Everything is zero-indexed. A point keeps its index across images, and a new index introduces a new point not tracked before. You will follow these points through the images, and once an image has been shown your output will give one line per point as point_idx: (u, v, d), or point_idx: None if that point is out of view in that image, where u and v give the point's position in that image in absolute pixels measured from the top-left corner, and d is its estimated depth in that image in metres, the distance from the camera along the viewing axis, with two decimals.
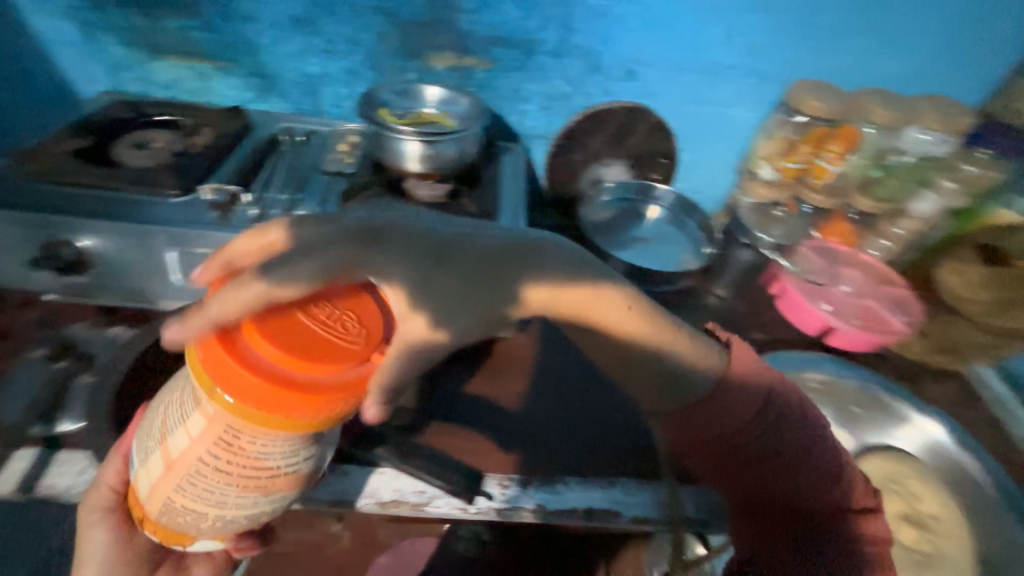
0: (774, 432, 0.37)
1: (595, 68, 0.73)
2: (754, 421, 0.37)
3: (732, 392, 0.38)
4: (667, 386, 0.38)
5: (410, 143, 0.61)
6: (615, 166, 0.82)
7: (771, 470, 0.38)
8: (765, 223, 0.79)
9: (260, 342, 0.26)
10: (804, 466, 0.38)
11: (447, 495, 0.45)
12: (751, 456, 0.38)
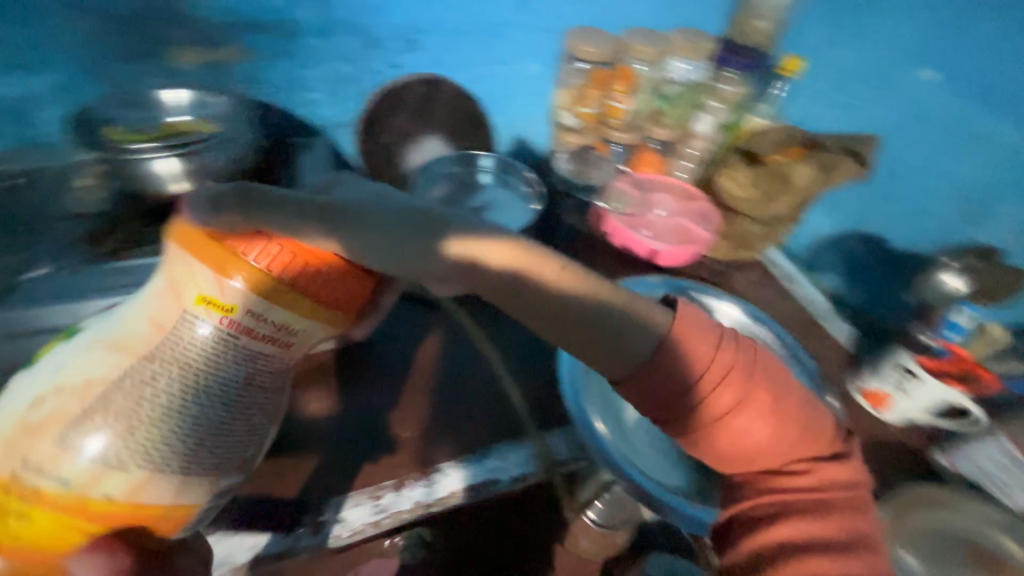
0: (737, 388, 0.40)
1: (370, 43, 0.70)
2: (718, 384, 0.40)
3: (692, 351, 0.40)
4: (628, 349, 0.40)
5: (161, 161, 0.53)
6: (431, 140, 0.78)
7: (713, 386, 0.41)
8: (583, 168, 0.85)
9: (287, 248, 0.35)
10: (764, 413, 0.41)
11: (413, 495, 0.52)
12: (721, 415, 0.41)
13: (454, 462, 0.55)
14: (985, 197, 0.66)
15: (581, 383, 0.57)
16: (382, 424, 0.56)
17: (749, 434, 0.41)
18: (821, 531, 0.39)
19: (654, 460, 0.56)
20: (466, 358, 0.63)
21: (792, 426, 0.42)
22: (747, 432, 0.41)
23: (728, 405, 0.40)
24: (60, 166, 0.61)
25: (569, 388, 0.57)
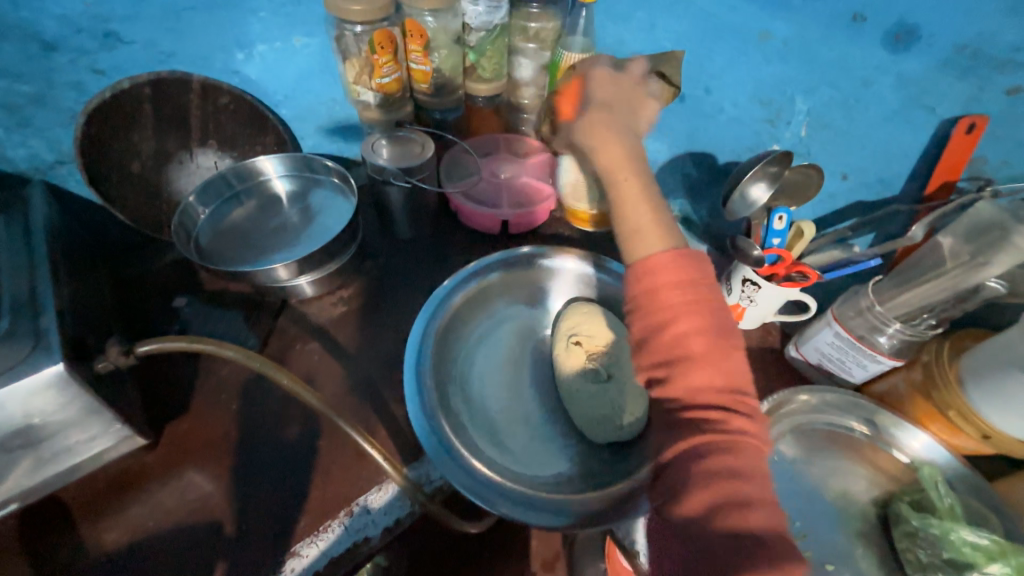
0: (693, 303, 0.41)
1: (45, 48, 0.52)
2: (686, 296, 0.42)
3: (679, 258, 0.43)
4: (639, 244, 0.47)
5: None
6: (204, 154, 0.66)
7: (691, 303, 0.42)
8: (401, 154, 0.68)
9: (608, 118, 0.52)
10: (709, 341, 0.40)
11: (308, 550, 0.47)
12: (668, 328, 0.41)
13: (307, 540, 0.48)
14: (788, 91, 0.63)
15: (432, 406, 0.52)
16: (212, 515, 0.49)
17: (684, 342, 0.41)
18: (729, 476, 0.36)
19: (527, 455, 0.53)
20: (289, 407, 0.55)
21: (727, 351, 0.41)
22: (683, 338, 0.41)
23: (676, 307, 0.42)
24: None
25: (418, 416, 0.51)
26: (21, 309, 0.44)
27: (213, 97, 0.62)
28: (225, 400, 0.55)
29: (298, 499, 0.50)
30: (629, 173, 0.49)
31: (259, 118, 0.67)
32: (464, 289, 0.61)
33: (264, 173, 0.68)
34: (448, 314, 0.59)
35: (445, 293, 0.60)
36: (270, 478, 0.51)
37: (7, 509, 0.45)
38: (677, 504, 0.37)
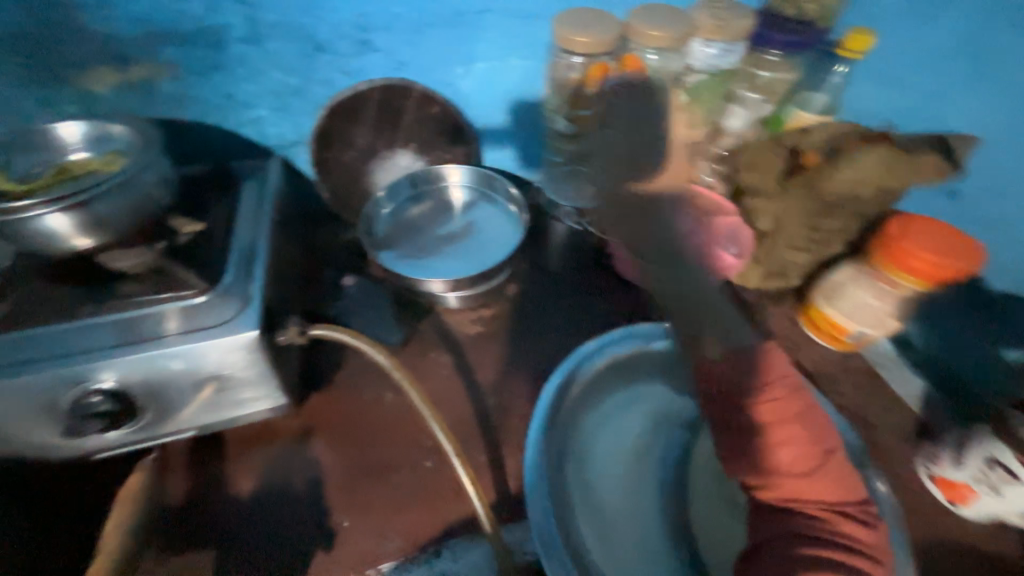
0: (800, 401, 0.40)
1: (314, 48, 0.57)
2: (807, 419, 0.40)
3: (792, 386, 0.41)
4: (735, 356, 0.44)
5: (45, 219, 0.43)
6: (404, 154, 0.69)
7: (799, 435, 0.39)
8: (573, 191, 0.69)
9: (932, 245, 0.54)
10: (814, 432, 0.40)
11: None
12: (799, 446, 0.38)
13: (396, 564, 0.47)
14: None
15: (553, 477, 0.48)
16: (321, 495, 0.51)
17: (796, 432, 0.39)
18: None
19: (641, 570, 0.46)
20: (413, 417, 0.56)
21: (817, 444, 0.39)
22: (793, 432, 0.39)
23: (783, 404, 0.39)
24: None
25: (533, 485, 0.48)
26: (240, 269, 0.50)
27: (426, 105, 0.65)
28: (356, 391, 0.59)
29: (397, 517, 0.50)
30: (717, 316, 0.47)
31: (458, 129, 0.69)
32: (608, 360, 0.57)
33: (448, 178, 0.70)
34: (583, 380, 0.55)
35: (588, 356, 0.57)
36: (379, 480, 0.52)
37: (185, 433, 0.51)
38: None
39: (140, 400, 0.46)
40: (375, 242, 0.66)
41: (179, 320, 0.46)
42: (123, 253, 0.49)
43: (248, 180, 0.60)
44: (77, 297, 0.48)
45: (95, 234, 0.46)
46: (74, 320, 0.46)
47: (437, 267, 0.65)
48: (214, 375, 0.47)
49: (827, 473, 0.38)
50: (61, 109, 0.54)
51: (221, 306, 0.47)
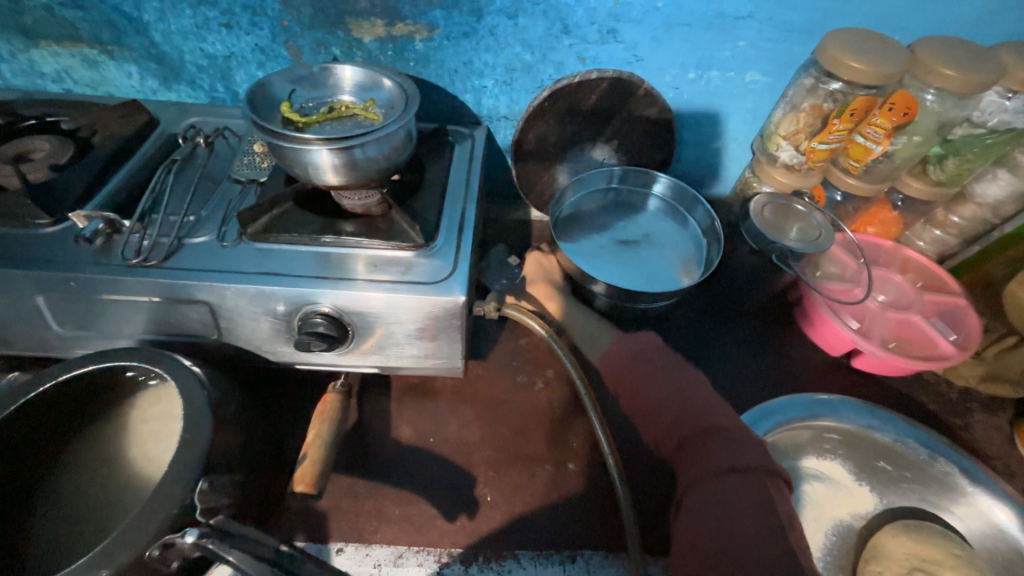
0: (645, 367, 0.52)
1: (562, 29, 0.56)
2: (667, 359, 0.52)
3: (651, 353, 0.53)
4: (630, 379, 0.52)
5: (317, 153, 0.47)
6: (601, 150, 0.68)
7: (667, 373, 0.50)
8: (778, 223, 0.62)
9: None
10: (685, 406, 0.47)
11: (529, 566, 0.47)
12: (666, 375, 0.50)
13: (533, 556, 0.47)
14: None
15: None
16: (470, 463, 0.53)
17: (679, 403, 0.48)
18: (742, 512, 0.38)
19: None
20: (560, 414, 0.57)
21: (716, 404, 0.47)
22: (649, 400, 0.50)
23: (635, 372, 0.52)
24: (245, 124, 0.63)
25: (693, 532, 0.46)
26: (451, 234, 0.53)
27: (644, 105, 0.62)
28: (511, 373, 0.60)
29: (537, 511, 0.50)
30: (627, 352, 0.54)
31: (666, 134, 0.65)
32: (785, 425, 0.53)
33: (648, 186, 0.69)
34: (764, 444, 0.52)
35: (767, 416, 0.53)
36: (523, 466, 0.53)
37: (368, 369, 0.55)
38: (694, 520, 0.40)
39: (352, 333, 0.50)
40: (558, 225, 0.66)
41: (402, 271, 0.50)
42: (359, 197, 0.54)
43: (455, 146, 0.63)
44: (311, 223, 0.52)
45: (352, 180, 0.50)
46: (316, 245, 0.51)
47: (610, 266, 0.63)
48: (413, 327, 0.50)
49: (740, 426, 0.45)
50: (329, 51, 0.59)
51: (437, 266, 0.50)
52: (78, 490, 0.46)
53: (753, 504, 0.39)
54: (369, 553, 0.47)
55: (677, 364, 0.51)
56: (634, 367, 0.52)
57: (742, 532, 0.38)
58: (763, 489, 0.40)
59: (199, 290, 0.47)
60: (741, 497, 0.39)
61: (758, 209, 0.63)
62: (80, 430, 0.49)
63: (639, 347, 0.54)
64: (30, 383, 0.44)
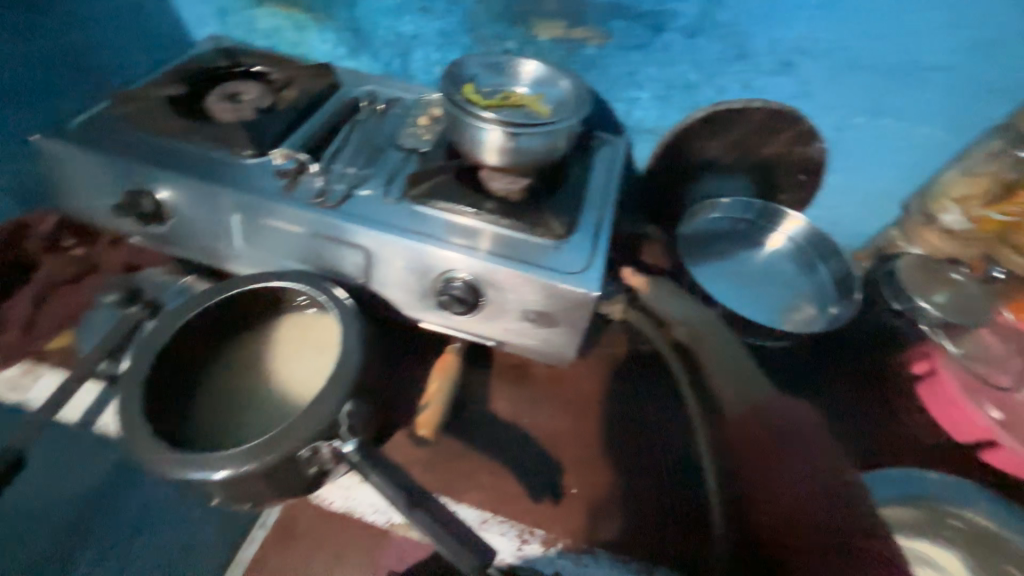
0: (788, 429, 0.51)
1: (737, 55, 0.57)
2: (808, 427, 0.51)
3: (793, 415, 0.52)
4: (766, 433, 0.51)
5: (491, 132, 0.51)
6: (739, 179, 0.67)
7: (806, 442, 0.50)
8: (925, 282, 0.59)
9: None
10: (819, 480, 0.48)
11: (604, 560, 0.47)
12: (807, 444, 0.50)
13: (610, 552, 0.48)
14: None
15: None
16: (565, 448, 0.54)
17: (816, 476, 0.48)
18: None
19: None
20: (660, 427, 0.56)
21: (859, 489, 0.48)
22: (786, 464, 0.49)
23: (774, 431, 0.50)
24: (410, 99, 0.69)
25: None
26: (589, 232, 0.55)
27: (799, 142, 0.62)
28: (606, 378, 0.60)
29: (620, 511, 0.50)
30: (772, 404, 0.53)
31: (812, 174, 0.64)
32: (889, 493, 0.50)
33: (780, 225, 0.66)
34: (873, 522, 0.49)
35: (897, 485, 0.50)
36: (613, 465, 0.53)
37: (485, 342, 0.58)
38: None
39: (483, 303, 0.53)
40: (685, 239, 0.67)
41: (542, 256, 0.52)
42: (507, 181, 0.58)
43: (597, 149, 0.65)
44: (463, 195, 0.56)
45: (511, 164, 0.54)
46: (468, 218, 0.55)
47: (730, 292, 0.63)
48: (541, 312, 0.53)
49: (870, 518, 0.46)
50: (504, 44, 0.64)
51: (574, 257, 0.53)
52: (229, 386, 0.53)
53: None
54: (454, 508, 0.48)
55: (814, 438, 0.51)
56: (772, 422, 0.51)
57: None
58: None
59: (363, 236, 0.53)
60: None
61: (907, 267, 0.61)
62: (236, 336, 0.56)
63: (784, 406, 0.52)
64: (219, 287, 0.52)
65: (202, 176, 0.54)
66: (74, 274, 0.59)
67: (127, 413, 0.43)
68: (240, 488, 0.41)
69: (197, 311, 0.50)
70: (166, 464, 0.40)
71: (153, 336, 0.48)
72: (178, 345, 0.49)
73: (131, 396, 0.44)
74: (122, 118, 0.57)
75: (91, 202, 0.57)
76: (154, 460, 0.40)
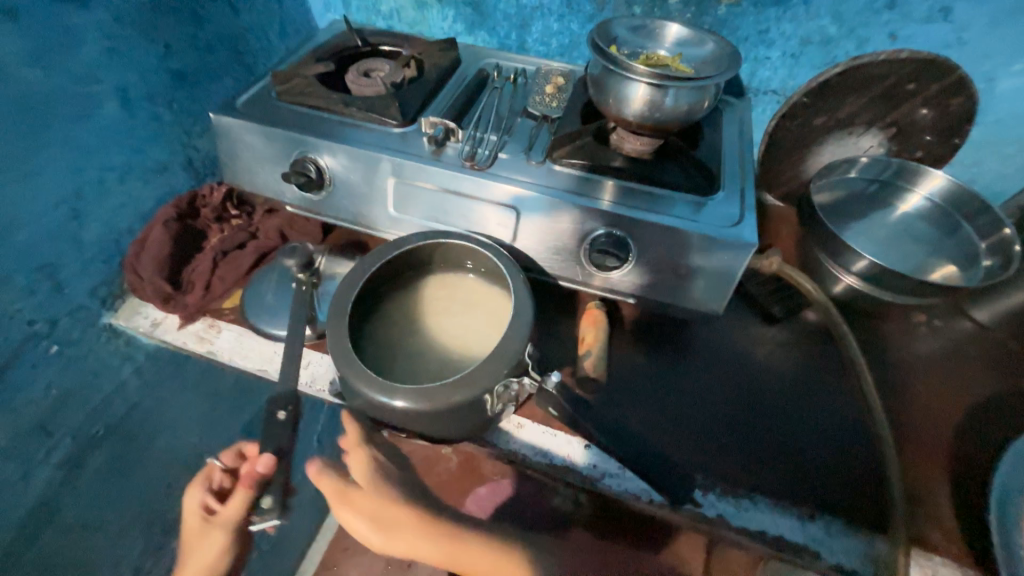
0: (909, 329, 0.62)
1: (885, 4, 0.56)
2: (931, 330, 0.61)
3: (917, 324, 0.62)
4: (894, 335, 0.61)
5: (640, 87, 0.51)
6: (872, 137, 0.65)
7: (927, 336, 0.61)
8: None
9: None
10: (947, 365, 0.58)
11: (766, 437, 0.51)
12: (934, 343, 0.60)
13: (776, 443, 0.51)
14: None
15: (937, 449, 0.51)
16: (712, 352, 0.58)
17: (941, 358, 0.59)
18: (979, 434, 0.52)
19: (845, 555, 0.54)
20: (800, 342, 0.60)
21: (981, 372, 0.58)
22: (913, 354, 0.59)
23: (901, 334, 0.61)
24: (531, 70, 0.70)
25: (904, 440, 0.52)
26: (733, 189, 0.56)
27: (946, 94, 0.59)
28: (745, 325, 0.61)
29: (775, 406, 0.54)
30: (904, 317, 0.63)
31: (955, 129, 0.62)
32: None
33: (919, 186, 0.64)
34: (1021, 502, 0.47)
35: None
36: (759, 362, 0.58)
37: (624, 298, 0.59)
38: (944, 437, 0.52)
39: (628, 259, 0.55)
40: (816, 197, 0.65)
41: (694, 212, 0.54)
42: (644, 142, 0.58)
43: (724, 111, 0.65)
44: (604, 156, 0.57)
45: (654, 123, 0.54)
46: (615, 178, 0.56)
47: (869, 251, 0.61)
48: (690, 266, 0.54)
49: (990, 387, 0.56)
50: (630, 9, 0.65)
51: (724, 214, 0.53)
52: (389, 336, 0.55)
53: (992, 430, 0.53)
54: (575, 454, 0.50)
55: (934, 337, 0.61)
56: (896, 325, 0.62)
57: (972, 441, 0.51)
58: (998, 423, 0.53)
59: (518, 195, 0.55)
60: (981, 425, 0.53)
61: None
62: (395, 283, 0.59)
63: (910, 318, 0.63)
64: (388, 244, 0.56)
65: (362, 143, 0.58)
66: (240, 240, 0.64)
67: (337, 348, 0.47)
68: (422, 422, 0.44)
69: (381, 259, 0.54)
70: (368, 388, 0.44)
71: (343, 286, 0.52)
72: (378, 274, 0.55)
73: (340, 333, 0.48)
74: (281, 96, 0.63)
75: (258, 172, 0.63)
76: (369, 386, 0.44)
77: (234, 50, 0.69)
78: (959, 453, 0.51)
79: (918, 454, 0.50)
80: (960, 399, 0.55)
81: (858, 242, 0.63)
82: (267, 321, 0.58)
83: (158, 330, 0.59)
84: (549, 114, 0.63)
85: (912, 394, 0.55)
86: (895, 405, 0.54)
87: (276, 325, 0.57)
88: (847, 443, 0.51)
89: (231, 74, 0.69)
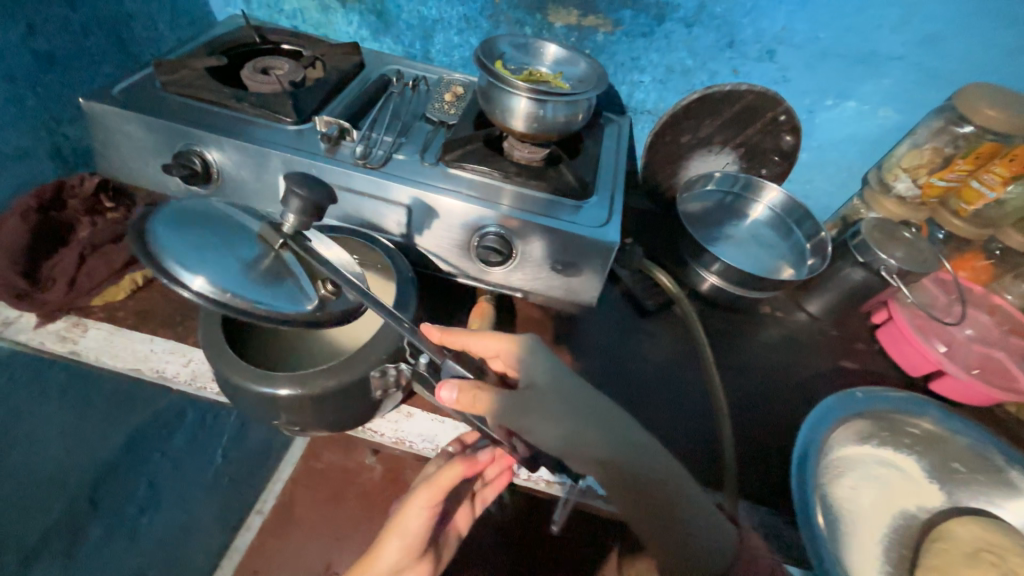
0: (754, 320, 0.72)
1: (728, 44, 0.66)
2: (770, 321, 0.72)
3: (761, 316, 0.73)
4: (741, 325, 0.71)
5: (521, 98, 0.56)
6: (727, 154, 0.76)
7: (768, 326, 0.71)
8: (886, 238, 0.68)
9: None
10: (781, 349, 0.69)
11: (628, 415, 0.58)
12: (773, 331, 0.71)
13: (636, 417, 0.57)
14: None
15: (765, 418, 0.60)
16: (587, 342, 0.65)
17: (777, 345, 0.69)
18: (799, 405, 0.62)
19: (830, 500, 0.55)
20: (664, 332, 0.68)
21: (805, 354, 0.69)
22: (756, 340, 0.69)
23: (747, 324, 0.71)
24: (433, 79, 0.74)
25: (740, 412, 0.60)
26: (605, 195, 0.62)
27: (779, 120, 0.71)
28: (619, 317, 0.69)
29: (636, 386, 0.61)
30: (753, 311, 0.73)
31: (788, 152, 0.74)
32: (841, 424, 0.57)
33: (763, 197, 0.76)
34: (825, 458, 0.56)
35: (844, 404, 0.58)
36: (627, 350, 0.65)
37: (512, 293, 0.63)
38: (773, 408, 0.61)
39: (513, 257, 0.59)
40: (684, 205, 0.75)
41: (568, 213, 0.59)
42: (531, 149, 0.63)
43: (606, 127, 0.72)
44: (492, 159, 0.62)
45: (537, 133, 0.59)
46: (502, 181, 0.61)
47: (725, 251, 0.71)
48: (567, 262, 0.59)
49: (814, 367, 0.67)
50: (522, 29, 0.71)
51: (596, 215, 0.59)
52: (274, 332, 0.55)
53: (810, 401, 0.63)
54: (459, 435, 0.53)
55: (776, 326, 0.72)
56: (747, 316, 0.72)
57: (791, 409, 0.62)
58: (813, 395, 0.64)
59: (408, 192, 0.58)
60: (800, 396, 0.63)
61: (875, 223, 0.70)
62: None
63: (758, 311, 0.73)
64: None
65: (251, 138, 0.58)
66: (113, 235, 0.60)
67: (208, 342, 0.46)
68: (302, 410, 0.46)
69: None
70: (241, 377, 0.45)
71: None
72: None
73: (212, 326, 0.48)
74: (166, 86, 0.61)
75: (137, 165, 0.60)
76: (241, 377, 0.45)
77: (115, 35, 0.65)
78: (785, 421, 0.60)
79: (748, 421, 0.59)
80: (787, 376, 0.66)
81: (718, 243, 0.72)
82: (278, 288, 0.39)
83: (7, 330, 0.53)
84: (446, 120, 0.66)
85: (750, 373, 0.65)
86: (736, 384, 0.63)
87: (298, 285, 0.40)
88: (695, 416, 0.59)
89: (110, 60, 0.66)
